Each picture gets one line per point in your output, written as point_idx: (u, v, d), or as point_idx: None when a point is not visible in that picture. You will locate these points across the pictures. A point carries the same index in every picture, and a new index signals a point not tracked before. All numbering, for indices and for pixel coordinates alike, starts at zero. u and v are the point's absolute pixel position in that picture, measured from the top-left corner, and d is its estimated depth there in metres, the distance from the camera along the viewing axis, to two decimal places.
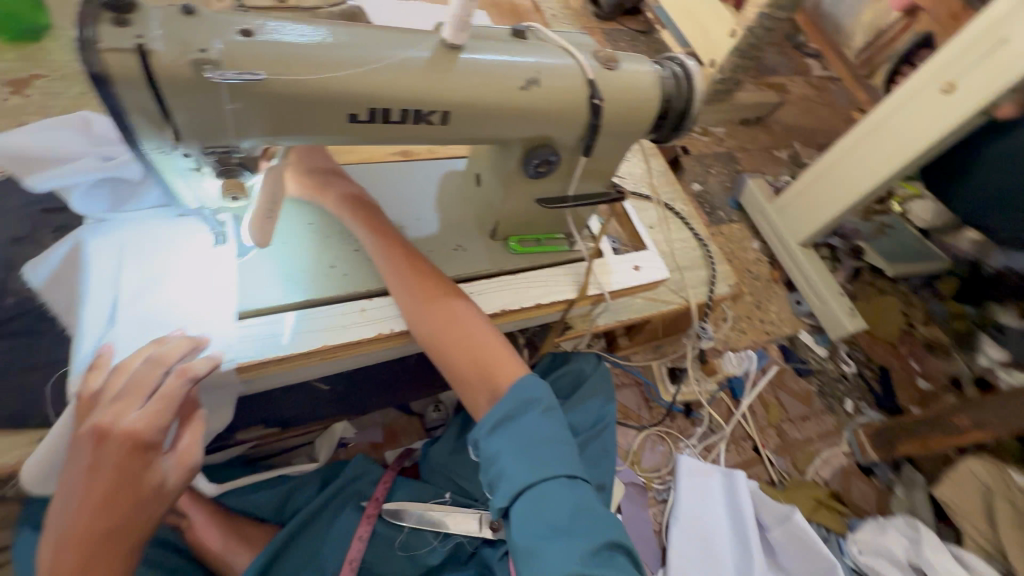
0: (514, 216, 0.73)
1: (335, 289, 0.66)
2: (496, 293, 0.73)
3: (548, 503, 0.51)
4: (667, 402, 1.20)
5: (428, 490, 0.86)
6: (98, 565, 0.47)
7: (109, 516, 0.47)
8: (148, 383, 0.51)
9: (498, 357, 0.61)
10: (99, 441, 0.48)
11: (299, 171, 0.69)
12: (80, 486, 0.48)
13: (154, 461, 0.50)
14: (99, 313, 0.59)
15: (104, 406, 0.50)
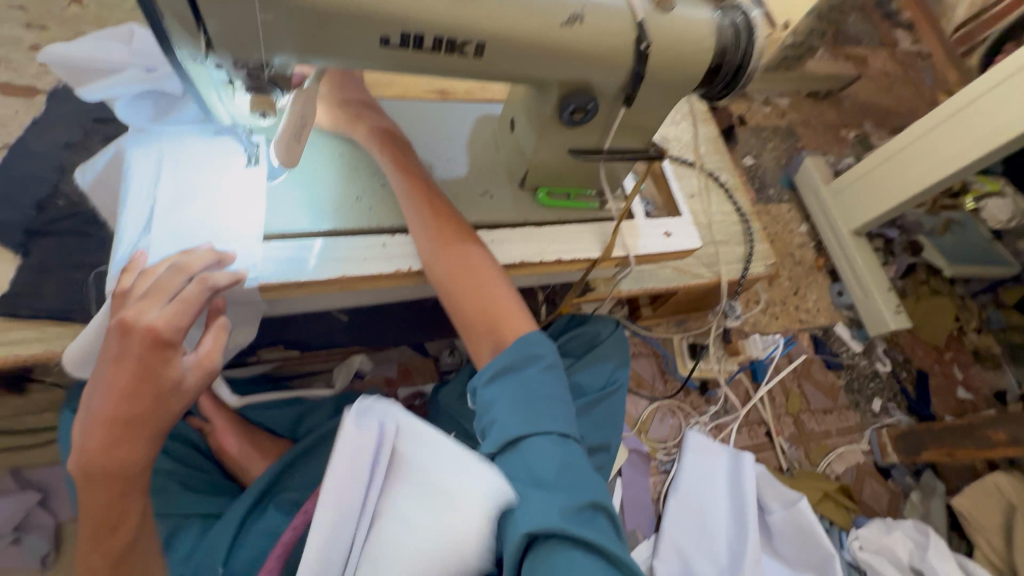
0: (545, 166, 0.71)
1: (358, 222, 0.67)
2: (518, 243, 0.72)
3: (534, 454, 0.49)
4: (683, 377, 1.18)
5: (435, 428, 0.89)
6: (121, 445, 0.50)
7: (132, 403, 0.50)
8: (171, 286, 0.54)
9: (507, 310, 0.61)
10: (124, 333, 0.51)
11: (338, 104, 0.69)
12: (107, 372, 0.51)
13: (174, 358, 0.52)
14: (136, 221, 0.61)
15: (131, 303, 0.53)
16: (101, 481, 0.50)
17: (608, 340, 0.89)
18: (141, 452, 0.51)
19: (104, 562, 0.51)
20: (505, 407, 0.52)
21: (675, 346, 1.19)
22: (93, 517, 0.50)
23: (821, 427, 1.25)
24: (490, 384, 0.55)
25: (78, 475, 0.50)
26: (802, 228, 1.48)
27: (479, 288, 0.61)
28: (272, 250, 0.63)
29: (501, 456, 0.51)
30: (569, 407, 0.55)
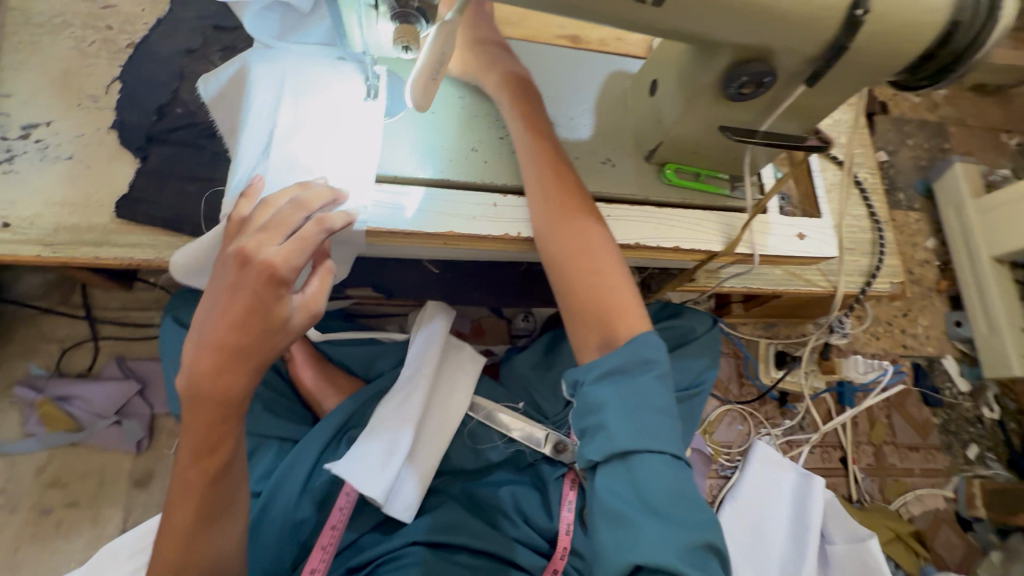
0: (682, 142, 0.63)
1: (472, 176, 0.62)
2: (635, 223, 0.66)
3: (645, 476, 0.50)
4: (764, 385, 1.10)
5: (504, 394, 0.92)
6: (229, 373, 0.51)
7: (242, 334, 0.50)
8: (289, 222, 0.52)
9: (622, 302, 0.58)
10: (242, 265, 0.50)
11: (465, 47, 0.65)
12: (223, 300, 0.51)
13: (286, 297, 0.51)
14: (254, 144, 0.60)
15: (250, 234, 0.52)
16: (208, 403, 0.52)
17: (703, 338, 0.84)
18: (244, 382, 0.52)
19: (205, 476, 0.54)
20: (617, 416, 0.52)
21: (760, 351, 1.11)
22: (197, 437, 0.53)
23: (903, 463, 1.15)
24: (598, 385, 0.55)
25: (188, 396, 0.52)
26: (928, 243, 1.30)
27: (597, 274, 0.58)
28: (383, 195, 0.60)
29: (607, 466, 0.52)
30: (676, 423, 0.54)
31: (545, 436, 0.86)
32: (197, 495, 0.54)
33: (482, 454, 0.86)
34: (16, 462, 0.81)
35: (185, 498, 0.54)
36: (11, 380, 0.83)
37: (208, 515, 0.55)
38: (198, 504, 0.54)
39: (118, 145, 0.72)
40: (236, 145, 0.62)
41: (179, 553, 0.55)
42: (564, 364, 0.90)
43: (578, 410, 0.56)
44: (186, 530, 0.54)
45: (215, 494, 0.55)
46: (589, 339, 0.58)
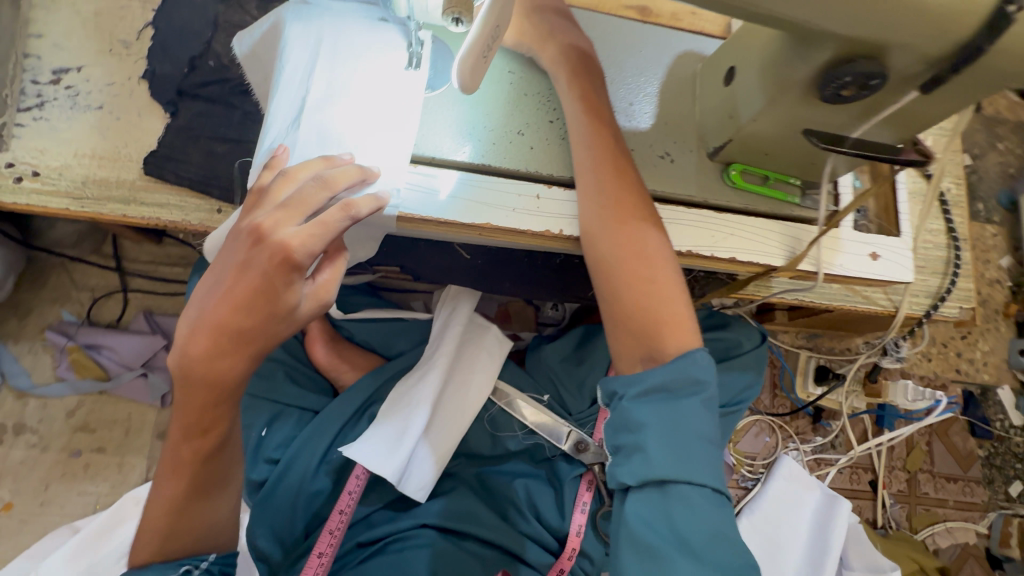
0: (754, 141, 0.56)
1: (514, 163, 0.57)
2: (692, 227, 0.60)
3: (682, 509, 0.46)
4: (798, 400, 1.04)
5: (531, 384, 0.88)
6: (227, 356, 0.49)
7: (245, 317, 0.48)
8: (312, 201, 0.49)
9: (672, 315, 0.53)
10: (256, 243, 0.47)
11: (525, 13, 0.57)
12: (230, 277, 0.48)
13: (297, 284, 0.48)
14: (285, 111, 0.55)
15: (268, 209, 0.49)
16: (203, 383, 0.50)
17: (747, 355, 0.80)
18: (239, 366, 0.50)
19: (195, 452, 0.53)
20: (656, 439, 0.48)
21: (801, 364, 1.04)
22: (188, 416, 0.51)
23: (937, 493, 1.09)
24: (639, 403, 0.51)
25: (180, 374, 0.50)
26: (1004, 262, 1.18)
27: (650, 282, 0.53)
28: (418, 177, 0.56)
29: (641, 491, 0.48)
30: (717, 451, 0.50)
31: (567, 433, 0.82)
32: (187, 470, 0.53)
33: (502, 443, 0.85)
34: (47, 404, 0.83)
35: (175, 471, 0.54)
36: (44, 324, 0.84)
37: (201, 488, 0.55)
38: (188, 478, 0.54)
39: (148, 97, 0.69)
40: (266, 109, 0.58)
41: (163, 524, 0.54)
42: (595, 363, 0.86)
43: (612, 425, 0.52)
44: (172, 503, 0.54)
45: (204, 471, 0.54)
46: (630, 350, 0.54)
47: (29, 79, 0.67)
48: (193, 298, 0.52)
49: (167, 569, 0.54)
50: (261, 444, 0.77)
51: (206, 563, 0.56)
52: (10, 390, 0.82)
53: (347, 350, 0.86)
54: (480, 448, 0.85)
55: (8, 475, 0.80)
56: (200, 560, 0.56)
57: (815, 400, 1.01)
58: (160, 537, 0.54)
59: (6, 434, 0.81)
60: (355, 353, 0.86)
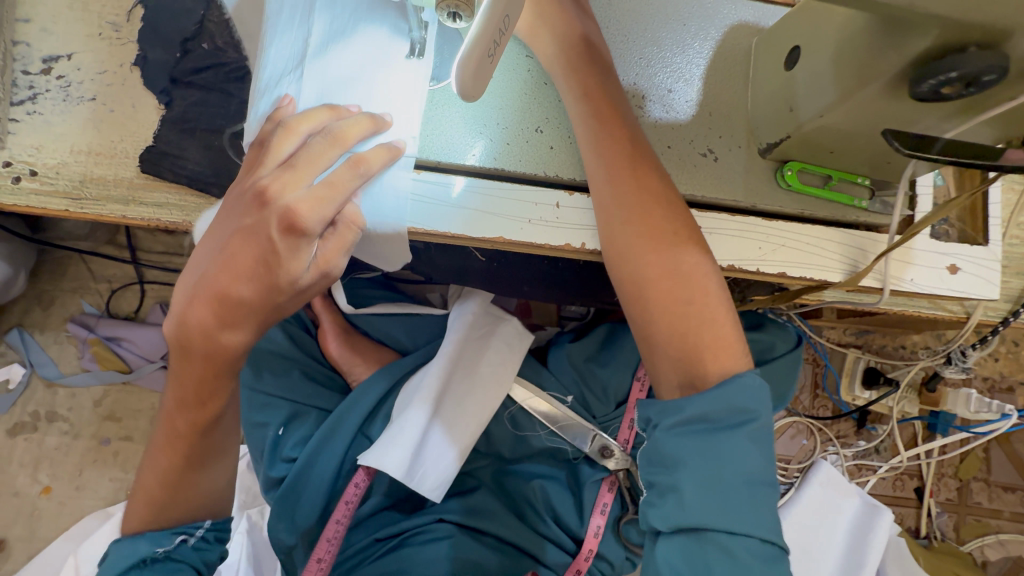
0: (818, 138, 0.47)
1: (529, 166, 0.50)
2: (736, 236, 0.52)
3: (717, 560, 0.41)
4: (843, 403, 0.96)
5: (553, 383, 0.81)
6: (231, 326, 0.46)
7: (248, 286, 0.44)
8: (322, 159, 0.44)
9: (709, 336, 0.46)
10: (259, 203, 0.43)
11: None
12: (231, 241, 0.44)
13: (302, 252, 0.44)
14: (281, 55, 0.49)
15: (271, 167, 0.44)
16: (203, 357, 0.47)
17: (783, 358, 0.73)
18: (246, 339, 0.47)
19: (193, 424, 0.51)
20: (693, 481, 0.43)
21: (849, 366, 0.95)
22: (186, 388, 0.49)
23: (991, 503, 1.00)
24: (673, 435, 0.45)
25: (178, 343, 0.47)
26: None
27: (687, 304, 0.46)
28: (423, 183, 0.49)
29: (673, 535, 0.44)
30: (768, 492, 0.44)
31: (591, 438, 0.75)
32: (184, 443, 0.51)
33: (522, 444, 0.81)
34: (75, 394, 0.85)
35: (171, 443, 0.52)
36: (67, 315, 0.85)
37: (194, 461, 0.53)
38: (186, 449, 0.52)
39: (142, 86, 0.64)
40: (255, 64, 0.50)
41: (159, 492, 0.53)
42: (621, 365, 0.80)
43: (646, 458, 0.47)
44: (170, 474, 0.52)
45: (204, 442, 0.53)
46: (666, 372, 0.47)
47: (20, 70, 0.63)
48: (190, 261, 0.48)
49: (161, 538, 0.52)
50: (279, 443, 0.76)
51: (202, 530, 0.55)
52: (39, 379, 0.84)
53: (361, 345, 0.83)
54: (502, 447, 0.81)
55: (45, 460, 0.83)
56: (195, 526, 0.55)
57: (863, 405, 0.93)
58: (154, 507, 0.53)
59: (40, 422, 0.84)
60: (369, 348, 0.83)
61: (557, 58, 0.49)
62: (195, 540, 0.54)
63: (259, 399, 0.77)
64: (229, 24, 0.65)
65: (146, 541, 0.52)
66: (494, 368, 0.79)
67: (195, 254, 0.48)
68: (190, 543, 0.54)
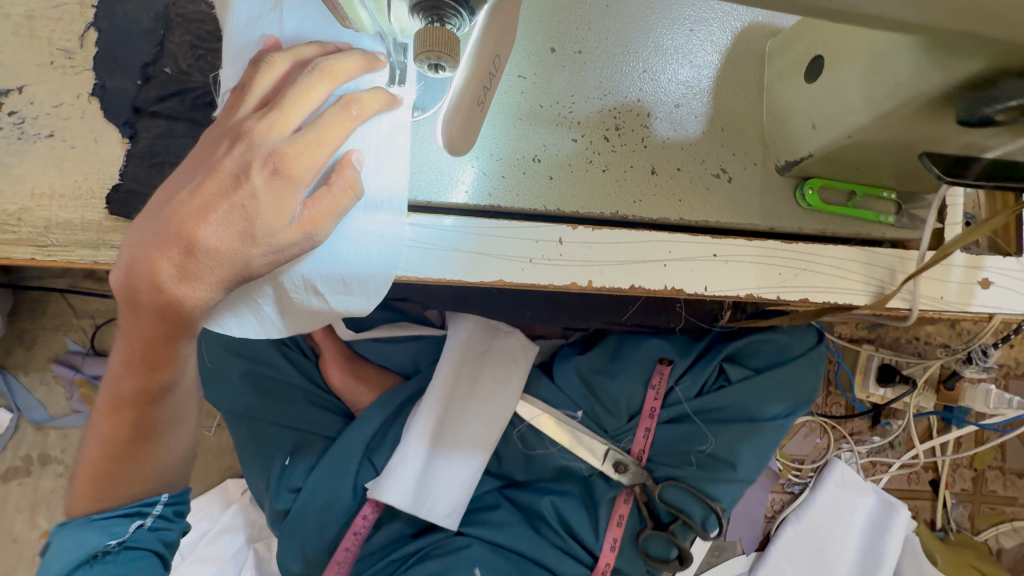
0: (846, 159, 0.43)
1: (526, 199, 0.46)
2: (754, 263, 0.48)
3: None
4: (855, 400, 0.94)
5: (561, 398, 0.74)
6: (189, 280, 0.38)
7: (218, 231, 0.37)
8: (309, 94, 0.38)
9: None
10: (238, 142, 0.38)
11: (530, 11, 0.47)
12: (203, 182, 0.38)
13: (290, 194, 0.38)
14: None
15: (251, 108, 0.39)
16: (155, 312, 0.39)
17: (796, 360, 0.71)
18: (210, 296, 0.39)
19: (139, 389, 0.44)
20: None
21: (862, 363, 0.91)
22: (133, 347, 0.42)
23: (1005, 491, 0.99)
24: None
25: (125, 294, 0.39)
26: None
27: None
28: (421, 229, 0.45)
29: None
30: None
31: (607, 453, 0.70)
32: (129, 409, 0.45)
33: (535, 463, 0.75)
34: (66, 435, 0.82)
35: (115, 409, 0.46)
36: (51, 355, 0.81)
37: (142, 432, 0.47)
38: (131, 419, 0.46)
39: (102, 117, 0.59)
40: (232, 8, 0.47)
41: (102, 464, 0.47)
42: (631, 375, 0.72)
43: None
44: (113, 443, 0.46)
45: (151, 411, 0.46)
46: None
47: None
48: (154, 206, 0.41)
49: (112, 526, 0.48)
50: (286, 473, 0.72)
51: (158, 510, 0.50)
52: (28, 423, 0.81)
53: (364, 371, 0.78)
54: (513, 468, 0.77)
55: (42, 504, 0.81)
56: (150, 506, 0.50)
57: (876, 402, 0.90)
58: (97, 481, 0.47)
59: (34, 466, 0.81)
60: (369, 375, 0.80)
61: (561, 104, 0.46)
62: (152, 521, 0.50)
63: (259, 428, 0.72)
64: (192, 44, 0.60)
65: (95, 529, 0.48)
66: (494, 386, 0.74)
67: (158, 202, 0.42)
68: (145, 526, 0.50)
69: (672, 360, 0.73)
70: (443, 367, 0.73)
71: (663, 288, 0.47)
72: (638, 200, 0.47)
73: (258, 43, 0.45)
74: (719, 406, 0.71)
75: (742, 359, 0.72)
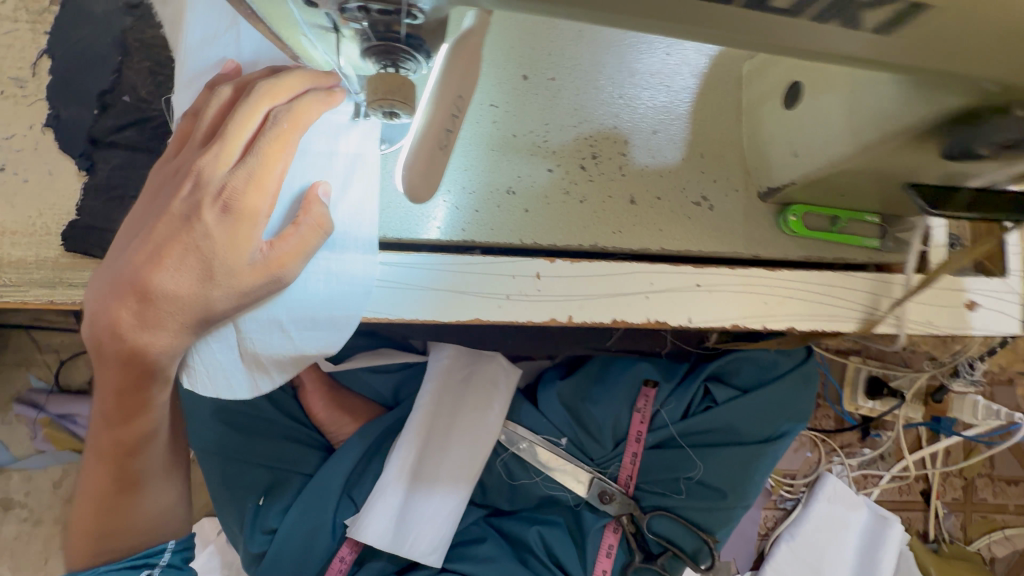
0: (830, 186, 0.42)
1: (503, 231, 0.44)
2: (737, 293, 0.46)
3: None
4: (843, 411, 0.93)
5: (546, 425, 0.72)
6: (151, 327, 0.35)
7: (176, 277, 0.35)
8: (253, 119, 0.35)
9: None
10: (186, 180, 0.35)
11: (500, 38, 0.45)
12: (155, 225, 0.36)
13: (248, 232, 0.36)
14: (215, 30, 0.44)
15: (198, 142, 0.37)
16: (120, 363, 0.36)
17: (786, 377, 0.69)
18: (173, 342, 0.37)
19: (115, 443, 0.42)
20: None
21: (849, 373, 0.91)
22: (106, 399, 0.39)
23: (995, 499, 0.99)
24: None
25: (90, 346, 0.37)
26: None
27: None
28: (393, 266, 0.43)
29: None
30: None
31: (590, 479, 0.69)
32: (107, 464, 0.42)
33: (520, 494, 0.73)
34: (31, 477, 0.78)
35: (99, 459, 0.43)
36: (12, 393, 0.77)
37: (128, 483, 0.44)
38: (113, 472, 0.43)
39: (56, 149, 0.56)
40: (185, 36, 0.44)
41: (88, 525, 0.44)
42: (615, 398, 0.71)
43: None
44: (99, 496, 0.43)
45: (132, 462, 0.43)
46: None
47: None
48: (112, 249, 0.38)
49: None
50: (259, 513, 0.68)
51: (165, 559, 0.46)
52: None
53: (344, 401, 0.75)
54: (498, 498, 0.74)
55: (5, 552, 0.77)
56: (157, 556, 0.46)
57: (866, 414, 0.89)
58: (85, 538, 0.44)
59: None
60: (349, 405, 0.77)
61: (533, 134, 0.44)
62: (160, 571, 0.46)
63: (233, 466, 0.68)
64: (151, 70, 0.58)
65: None
66: (474, 415, 0.72)
67: (117, 243, 0.40)
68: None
69: (658, 382, 0.71)
70: (423, 398, 0.71)
71: (645, 321, 0.45)
72: (617, 230, 0.45)
73: (215, 66, 0.43)
74: (711, 429, 0.69)
75: (727, 376, 0.71)
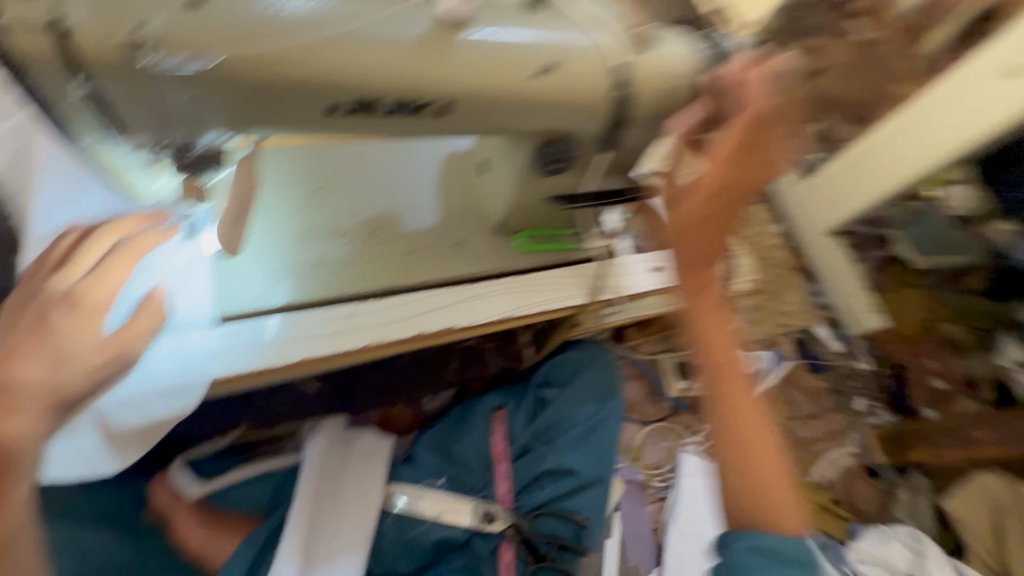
0: (525, 213, 0.66)
1: (316, 290, 0.60)
2: (499, 295, 0.67)
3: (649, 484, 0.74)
4: (673, 398, 1.16)
5: (421, 472, 0.82)
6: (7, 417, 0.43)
7: (31, 367, 0.44)
8: (97, 244, 0.50)
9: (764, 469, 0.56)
10: (37, 296, 0.47)
11: (295, 170, 0.67)
12: (10, 335, 0.46)
13: (95, 324, 0.47)
14: (61, 202, 0.57)
15: (49, 270, 0.49)
16: None
17: (593, 366, 0.88)
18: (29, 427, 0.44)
19: None
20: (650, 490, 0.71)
21: (662, 366, 1.17)
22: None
23: (810, 434, 1.24)
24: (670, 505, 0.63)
25: None
26: (773, 229, 1.50)
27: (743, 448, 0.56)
28: (231, 333, 0.56)
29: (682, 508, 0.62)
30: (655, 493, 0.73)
31: (472, 507, 0.78)
32: None
33: (415, 547, 0.77)
34: None
35: None
36: None
37: None
38: None
39: None
40: (37, 212, 0.57)
41: None
42: (472, 428, 0.85)
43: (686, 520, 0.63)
44: None
45: None
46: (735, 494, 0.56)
47: None
48: None
49: None
50: None
51: None
52: None
53: (223, 522, 0.76)
54: (397, 564, 0.77)
55: None
56: None
57: (683, 391, 1.13)
58: None
59: None
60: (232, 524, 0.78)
61: (328, 224, 0.64)
62: None
63: None
64: None
65: None
66: (357, 489, 0.78)
67: None
68: None
69: (506, 405, 0.88)
70: (303, 486, 0.76)
71: (439, 328, 0.63)
72: (402, 272, 0.64)
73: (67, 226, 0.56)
74: (547, 424, 0.85)
75: (551, 379, 0.89)
